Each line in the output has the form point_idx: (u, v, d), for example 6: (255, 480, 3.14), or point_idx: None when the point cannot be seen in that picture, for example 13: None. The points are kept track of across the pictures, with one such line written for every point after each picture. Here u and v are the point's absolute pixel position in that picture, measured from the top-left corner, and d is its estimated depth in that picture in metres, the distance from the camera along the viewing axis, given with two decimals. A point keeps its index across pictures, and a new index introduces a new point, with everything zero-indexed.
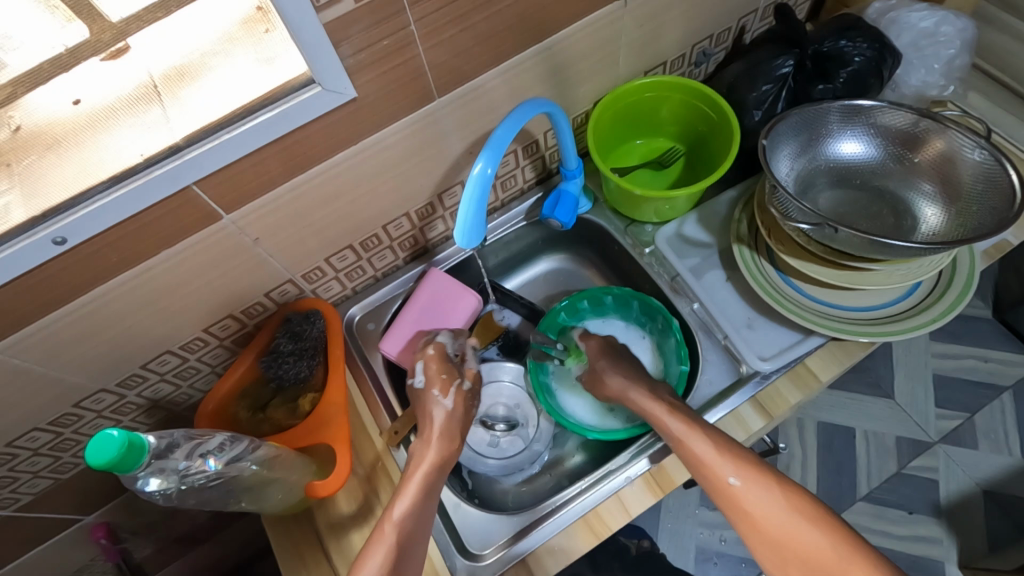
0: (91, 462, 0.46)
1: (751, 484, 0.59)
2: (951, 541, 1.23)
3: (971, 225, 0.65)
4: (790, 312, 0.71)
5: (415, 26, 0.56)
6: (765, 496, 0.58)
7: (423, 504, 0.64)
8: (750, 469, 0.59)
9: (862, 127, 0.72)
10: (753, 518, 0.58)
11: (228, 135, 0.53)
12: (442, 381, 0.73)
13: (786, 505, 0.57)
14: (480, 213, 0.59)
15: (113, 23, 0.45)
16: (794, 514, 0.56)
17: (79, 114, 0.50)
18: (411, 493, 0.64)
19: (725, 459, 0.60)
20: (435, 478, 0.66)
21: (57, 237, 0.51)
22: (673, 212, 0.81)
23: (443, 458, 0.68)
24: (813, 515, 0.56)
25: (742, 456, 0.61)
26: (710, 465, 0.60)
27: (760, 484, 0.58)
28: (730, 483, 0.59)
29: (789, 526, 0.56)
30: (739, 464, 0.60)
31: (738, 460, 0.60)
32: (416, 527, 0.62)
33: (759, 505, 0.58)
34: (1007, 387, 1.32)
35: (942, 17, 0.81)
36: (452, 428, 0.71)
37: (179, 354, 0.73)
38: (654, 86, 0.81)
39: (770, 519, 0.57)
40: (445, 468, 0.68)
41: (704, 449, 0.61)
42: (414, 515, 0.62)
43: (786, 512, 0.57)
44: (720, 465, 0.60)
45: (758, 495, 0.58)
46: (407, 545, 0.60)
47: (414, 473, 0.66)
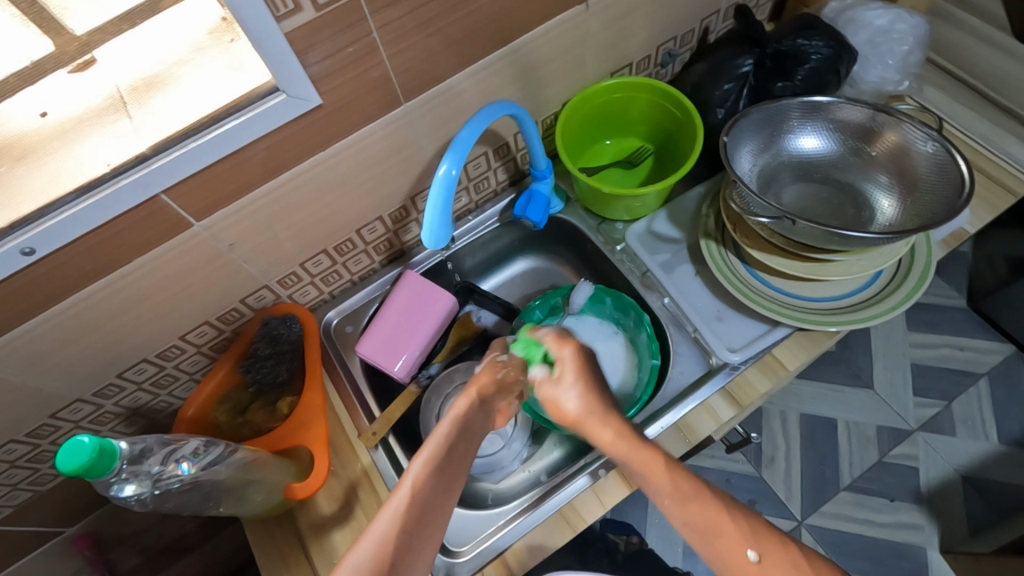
0: (63, 468, 0.48)
1: (777, 564, 0.47)
2: (932, 526, 1.25)
3: (925, 213, 0.68)
4: (757, 304, 0.73)
5: (379, 33, 0.57)
6: (792, 571, 0.47)
7: (446, 470, 0.53)
8: (772, 543, 0.49)
9: (821, 122, 0.75)
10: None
11: (195, 143, 0.54)
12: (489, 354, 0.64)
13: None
14: (446, 215, 0.61)
15: (77, 36, 0.46)
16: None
17: (47, 126, 0.50)
18: (426, 458, 0.53)
19: (741, 529, 0.49)
20: (460, 443, 0.55)
21: (26, 247, 0.52)
22: (644, 209, 0.82)
23: (469, 423, 0.56)
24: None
25: (762, 526, 0.50)
26: (713, 535, 0.49)
27: (778, 546, 0.48)
28: (749, 560, 0.48)
29: None
30: (756, 533, 0.49)
31: (754, 528, 0.49)
32: (433, 495, 0.52)
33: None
34: (982, 373, 1.35)
35: (895, 15, 0.84)
36: (488, 391, 0.59)
37: (156, 362, 0.73)
38: (621, 87, 0.82)
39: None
40: (471, 437, 0.56)
41: (702, 513, 0.50)
42: (428, 490, 0.52)
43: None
44: (731, 538, 0.49)
45: (785, 572, 0.47)
46: (420, 523, 0.50)
47: (436, 435, 0.55)
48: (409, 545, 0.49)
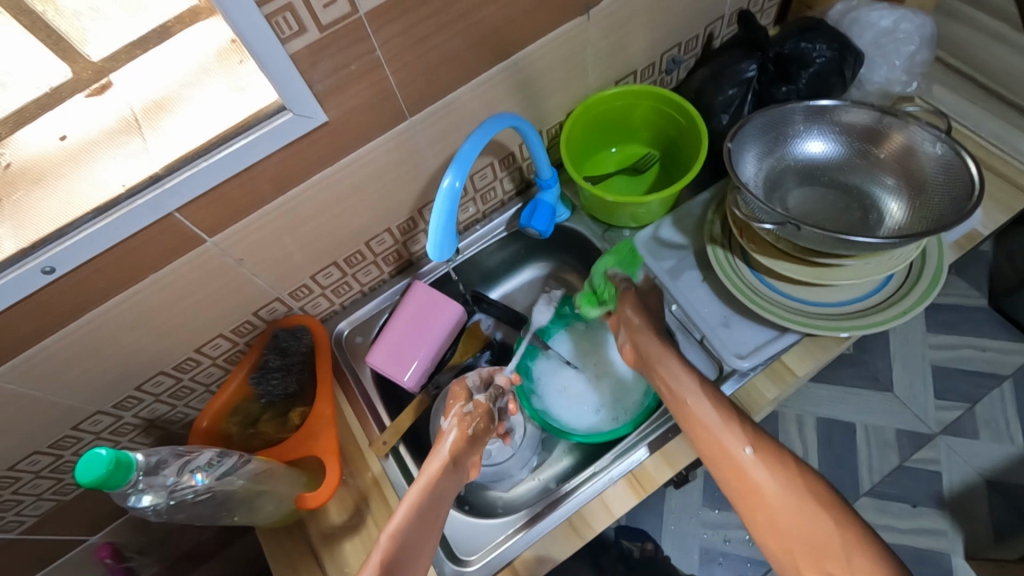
0: (81, 479, 0.49)
1: (768, 462, 0.56)
2: (956, 532, 1.22)
3: (934, 216, 0.67)
4: (764, 310, 0.72)
5: (380, 51, 0.58)
6: (778, 468, 0.56)
7: (417, 530, 0.59)
8: (767, 445, 0.58)
9: (827, 126, 0.74)
10: (761, 494, 0.55)
11: (206, 162, 0.56)
12: (455, 413, 0.69)
13: (796, 484, 0.55)
14: (450, 228, 0.61)
15: (93, 62, 0.50)
16: (803, 492, 0.54)
17: (65, 148, 0.54)
18: (398, 523, 0.59)
19: (740, 429, 0.59)
20: (432, 503, 0.62)
21: (45, 266, 0.53)
22: (649, 215, 0.83)
23: (438, 488, 0.63)
24: (822, 500, 0.53)
25: (756, 430, 0.59)
26: (723, 438, 0.58)
27: (775, 453, 0.57)
28: (744, 453, 0.57)
29: (796, 505, 0.53)
30: (753, 436, 0.58)
31: (754, 431, 0.59)
32: (405, 554, 0.58)
33: (769, 480, 0.55)
34: (1006, 375, 1.32)
35: (901, 15, 0.83)
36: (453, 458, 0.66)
37: (172, 374, 0.75)
38: (623, 95, 0.83)
39: (767, 495, 0.55)
40: (442, 497, 0.63)
41: (709, 414, 0.60)
42: (400, 551, 0.58)
43: (793, 490, 0.54)
44: (730, 436, 0.58)
45: (771, 470, 0.56)
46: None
47: (405, 503, 0.61)
48: None
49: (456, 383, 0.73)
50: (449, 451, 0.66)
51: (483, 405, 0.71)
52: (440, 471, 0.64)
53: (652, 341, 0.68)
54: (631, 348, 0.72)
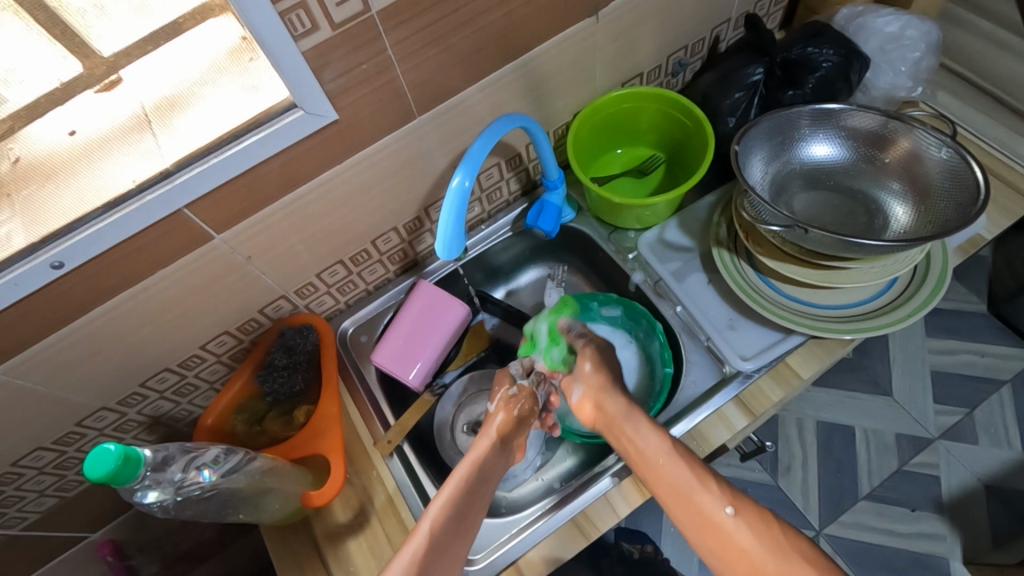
0: (90, 475, 0.49)
1: (750, 521, 0.52)
2: (955, 536, 1.23)
3: (939, 221, 0.67)
4: (770, 312, 0.72)
5: (391, 50, 0.58)
6: (762, 529, 0.51)
7: (468, 500, 0.60)
8: (748, 504, 0.54)
9: (833, 130, 0.74)
10: (748, 559, 0.50)
11: (217, 159, 0.56)
12: (501, 396, 0.73)
13: (782, 546, 0.50)
14: (459, 227, 0.62)
15: (104, 57, 0.50)
16: (795, 555, 0.49)
17: (76, 144, 0.54)
18: (449, 490, 0.60)
19: (718, 489, 0.55)
20: (481, 479, 0.63)
21: (55, 261, 0.53)
22: (655, 218, 0.83)
23: (488, 462, 0.65)
24: (817, 560, 0.49)
25: (734, 490, 0.55)
26: (702, 497, 0.55)
27: (757, 514, 0.53)
28: (724, 513, 0.53)
29: (787, 565, 0.49)
30: (733, 495, 0.54)
31: (733, 492, 0.55)
32: (455, 524, 0.58)
33: (755, 543, 0.51)
34: (1006, 380, 1.33)
35: (906, 21, 0.84)
36: (501, 435, 0.68)
37: (177, 371, 0.75)
38: (630, 97, 0.83)
39: (755, 558, 0.50)
40: (492, 473, 0.64)
41: (683, 475, 0.57)
42: (454, 516, 0.58)
43: (780, 551, 0.50)
44: (707, 495, 0.54)
45: (755, 531, 0.51)
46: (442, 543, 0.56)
47: (455, 475, 0.62)
48: None
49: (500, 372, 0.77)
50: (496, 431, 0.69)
51: (527, 388, 0.74)
52: (488, 449, 0.66)
53: (614, 399, 0.66)
54: (591, 408, 0.68)
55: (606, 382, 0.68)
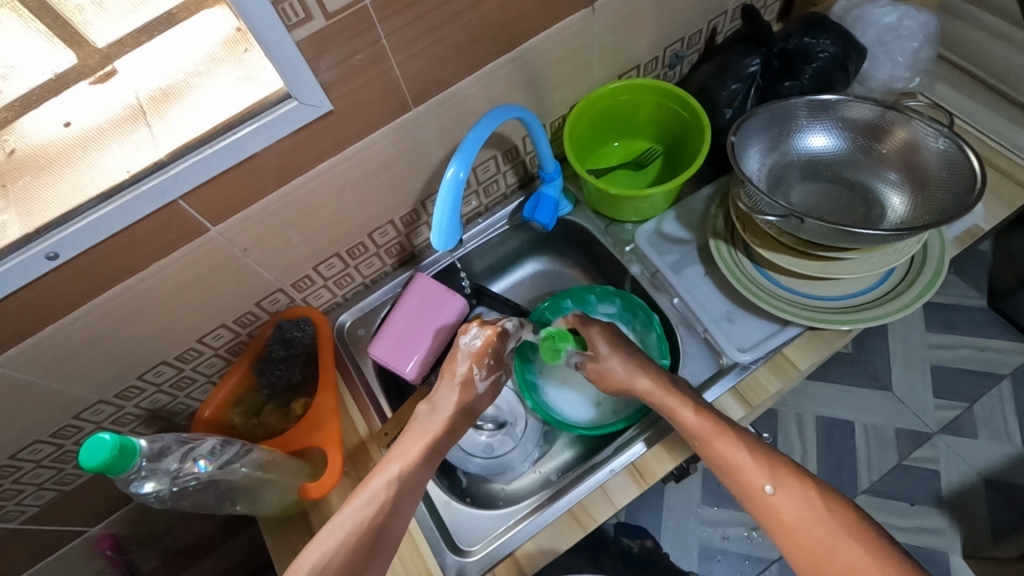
0: (85, 464, 0.49)
1: (791, 495, 0.57)
2: (954, 531, 1.23)
3: (936, 211, 0.67)
4: (767, 304, 0.72)
5: (386, 40, 0.58)
6: (804, 503, 0.57)
7: (424, 467, 0.65)
8: (788, 478, 0.59)
9: (830, 121, 0.74)
10: (792, 529, 0.56)
11: (211, 150, 0.56)
12: (485, 363, 0.73)
13: (824, 513, 0.56)
14: (455, 218, 0.62)
15: (98, 48, 0.50)
16: (835, 525, 0.55)
17: (70, 135, 0.53)
18: (414, 457, 0.65)
19: (761, 466, 0.59)
20: (442, 444, 0.68)
21: (50, 252, 0.54)
22: (652, 210, 0.83)
23: (454, 425, 0.70)
24: (854, 527, 0.55)
25: (778, 464, 0.60)
26: (747, 475, 0.59)
27: (796, 485, 0.58)
28: (768, 492, 0.58)
29: (825, 534, 0.55)
30: (775, 472, 0.59)
31: (773, 466, 0.60)
32: (410, 487, 0.64)
33: (797, 515, 0.56)
34: (1005, 375, 1.32)
35: (904, 12, 0.84)
36: (471, 403, 0.72)
37: (174, 364, 0.75)
38: (628, 89, 0.83)
39: (801, 529, 0.56)
40: (453, 433, 0.70)
41: (732, 452, 0.60)
42: (412, 478, 0.64)
43: (820, 520, 0.56)
44: (753, 475, 0.59)
45: (798, 504, 0.57)
46: (397, 504, 0.62)
47: (420, 442, 0.67)
48: (381, 533, 0.60)
49: (490, 330, 0.72)
50: (466, 396, 0.71)
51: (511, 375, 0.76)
52: (456, 414, 0.70)
53: (642, 377, 0.68)
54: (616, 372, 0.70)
55: (631, 363, 0.70)
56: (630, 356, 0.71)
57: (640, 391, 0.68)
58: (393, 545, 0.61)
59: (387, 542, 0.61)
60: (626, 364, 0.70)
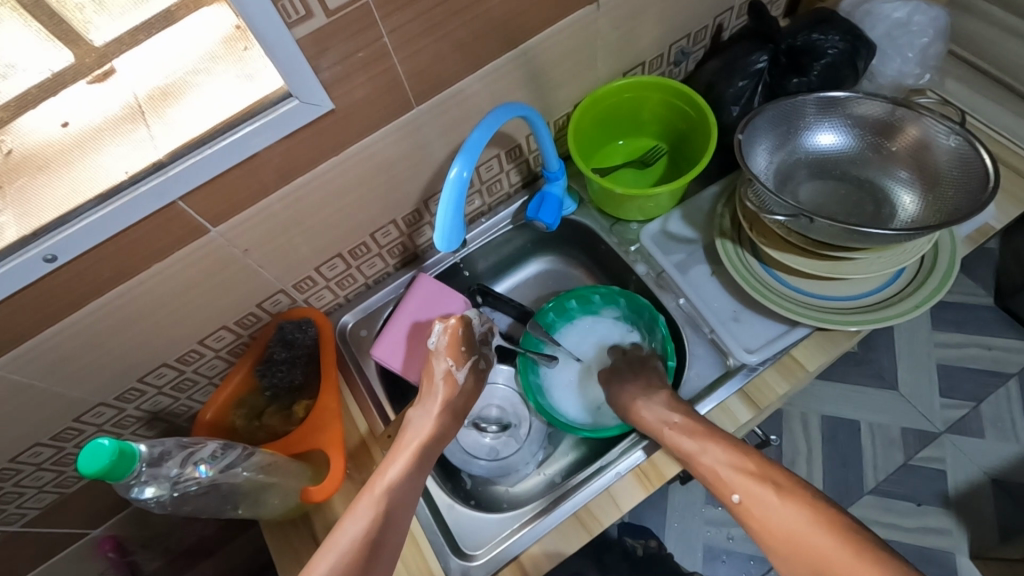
0: (84, 471, 0.49)
1: (754, 495, 0.59)
2: (961, 531, 1.22)
3: (948, 209, 0.66)
4: (775, 305, 0.71)
5: (388, 38, 0.57)
6: (765, 501, 0.58)
7: (415, 474, 0.65)
8: (751, 478, 0.60)
9: (839, 118, 0.73)
10: (760, 528, 0.58)
11: (211, 150, 0.55)
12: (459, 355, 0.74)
13: (784, 517, 0.56)
14: (458, 217, 0.61)
15: (96, 47, 0.49)
16: (796, 516, 0.55)
17: (68, 135, 0.53)
18: (407, 463, 0.66)
19: (728, 473, 0.62)
20: (431, 449, 0.68)
21: (48, 254, 0.53)
22: (657, 209, 0.82)
23: (442, 430, 0.70)
24: (816, 516, 0.55)
25: (743, 466, 0.61)
26: (716, 484, 0.62)
27: (759, 484, 0.59)
28: (734, 499, 0.60)
29: (788, 528, 0.55)
30: (741, 476, 0.61)
31: (739, 468, 0.62)
32: (404, 494, 0.64)
33: (763, 516, 0.58)
34: (1013, 374, 1.31)
35: (914, 7, 0.83)
36: (454, 401, 0.73)
37: (176, 366, 0.74)
38: (632, 87, 0.82)
39: (769, 526, 0.57)
40: (443, 438, 0.70)
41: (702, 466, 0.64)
42: (404, 485, 0.64)
43: (783, 516, 0.56)
44: (720, 484, 0.62)
45: (761, 505, 0.58)
46: (394, 509, 0.62)
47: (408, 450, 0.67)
48: (378, 545, 0.60)
49: (455, 322, 0.74)
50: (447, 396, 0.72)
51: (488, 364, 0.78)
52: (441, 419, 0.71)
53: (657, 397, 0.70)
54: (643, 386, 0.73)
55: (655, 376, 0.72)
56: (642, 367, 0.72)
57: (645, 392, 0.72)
58: (393, 553, 0.61)
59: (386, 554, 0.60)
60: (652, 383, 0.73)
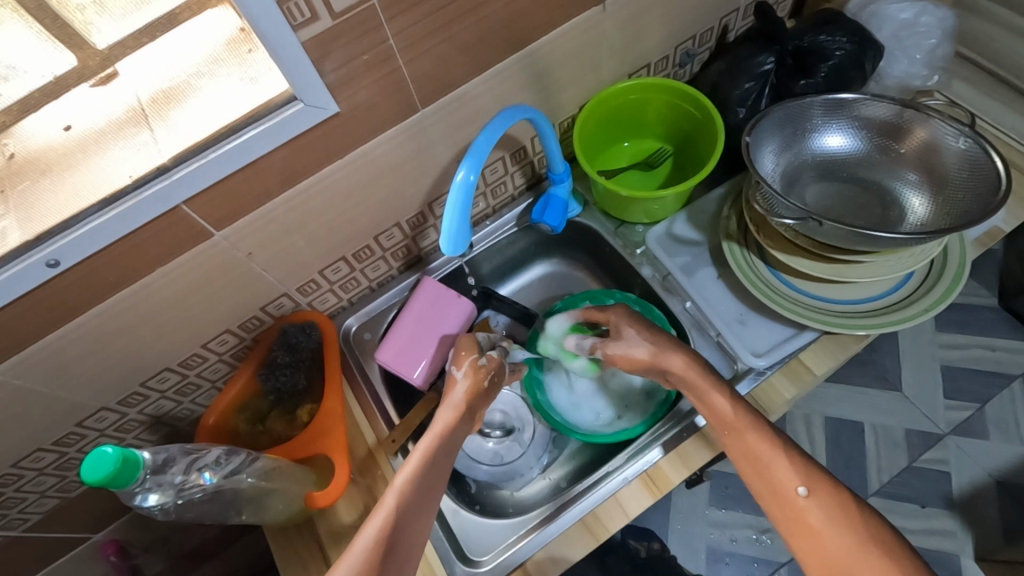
0: (87, 479, 0.48)
1: (823, 500, 0.52)
2: (966, 533, 1.21)
3: (958, 212, 0.66)
4: (782, 308, 0.71)
5: (393, 40, 0.57)
6: (833, 510, 0.52)
7: (431, 475, 0.60)
8: (822, 483, 0.54)
9: (846, 120, 0.73)
10: (815, 533, 0.51)
11: (214, 154, 0.54)
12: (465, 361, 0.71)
13: (855, 524, 0.51)
14: (464, 221, 0.60)
15: (99, 49, 0.49)
16: (870, 541, 0.50)
17: (70, 138, 0.53)
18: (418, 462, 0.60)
19: (792, 465, 0.55)
20: (446, 449, 0.63)
21: (50, 259, 0.52)
22: (663, 211, 0.81)
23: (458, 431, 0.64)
24: (893, 549, 0.49)
25: (814, 467, 0.55)
26: (776, 472, 0.55)
27: (829, 489, 0.53)
28: (798, 493, 0.53)
29: (857, 549, 0.49)
30: (808, 474, 0.54)
31: (807, 467, 0.55)
32: (419, 497, 0.58)
33: (825, 523, 0.51)
34: (1017, 375, 1.31)
35: (921, 8, 0.82)
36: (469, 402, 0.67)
37: (178, 370, 0.74)
38: (637, 89, 0.81)
39: (831, 535, 0.51)
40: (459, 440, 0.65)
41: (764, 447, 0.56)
42: (418, 486, 0.58)
43: (855, 535, 0.50)
44: (783, 470, 0.55)
45: (827, 512, 0.52)
46: (407, 514, 0.56)
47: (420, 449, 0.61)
48: (392, 554, 0.54)
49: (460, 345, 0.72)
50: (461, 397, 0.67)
51: (496, 359, 0.72)
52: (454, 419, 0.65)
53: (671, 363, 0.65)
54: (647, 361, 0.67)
55: (658, 344, 0.67)
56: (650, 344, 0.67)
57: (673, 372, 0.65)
58: (409, 561, 0.55)
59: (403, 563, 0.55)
60: (654, 347, 0.67)
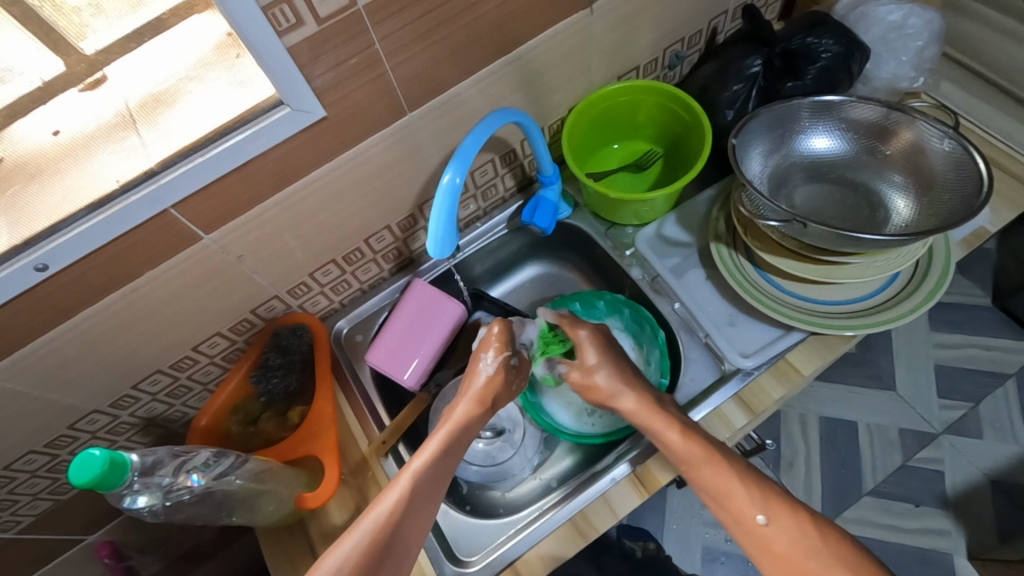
0: (75, 480, 0.49)
1: (783, 526, 0.55)
2: (960, 532, 1.22)
3: (943, 214, 0.66)
4: (769, 309, 0.71)
5: (380, 45, 0.57)
6: (794, 532, 0.54)
7: (443, 465, 0.62)
8: (779, 508, 0.56)
9: (833, 122, 0.73)
10: (782, 558, 0.53)
11: (201, 158, 0.55)
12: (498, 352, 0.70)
13: (821, 546, 0.53)
14: (451, 223, 0.61)
15: (87, 56, 0.48)
16: (832, 559, 0.52)
17: (60, 144, 0.52)
18: (435, 451, 0.62)
19: (749, 494, 0.57)
20: (460, 438, 0.64)
21: (39, 263, 0.53)
22: (653, 213, 0.81)
23: (473, 420, 0.66)
24: (856, 566, 0.51)
25: (771, 493, 0.57)
26: (736, 503, 0.57)
27: (787, 514, 0.55)
28: (758, 522, 0.56)
29: (822, 568, 0.51)
30: (766, 501, 0.57)
31: (763, 494, 0.57)
32: (429, 486, 0.60)
33: (789, 547, 0.53)
34: (1011, 374, 1.31)
35: (908, 10, 0.83)
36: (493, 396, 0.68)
37: (170, 372, 0.74)
38: (627, 91, 0.82)
39: (796, 558, 0.53)
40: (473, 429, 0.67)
41: (720, 479, 0.59)
42: (431, 474, 0.60)
43: (818, 555, 0.52)
44: (743, 500, 0.57)
45: (789, 536, 0.54)
46: (416, 501, 0.58)
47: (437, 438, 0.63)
48: (396, 537, 0.56)
49: (496, 325, 0.71)
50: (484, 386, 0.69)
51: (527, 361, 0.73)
52: (473, 409, 0.67)
53: (627, 397, 0.68)
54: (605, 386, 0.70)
55: (617, 381, 0.69)
56: (616, 371, 0.70)
57: (625, 410, 0.68)
58: (409, 547, 0.57)
59: (403, 546, 0.57)
60: (611, 380, 0.70)
